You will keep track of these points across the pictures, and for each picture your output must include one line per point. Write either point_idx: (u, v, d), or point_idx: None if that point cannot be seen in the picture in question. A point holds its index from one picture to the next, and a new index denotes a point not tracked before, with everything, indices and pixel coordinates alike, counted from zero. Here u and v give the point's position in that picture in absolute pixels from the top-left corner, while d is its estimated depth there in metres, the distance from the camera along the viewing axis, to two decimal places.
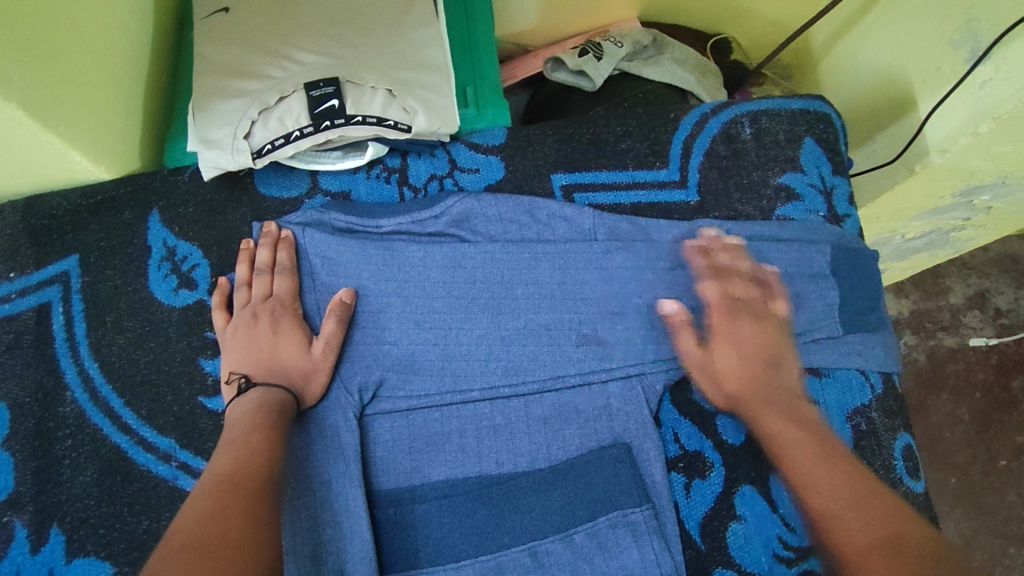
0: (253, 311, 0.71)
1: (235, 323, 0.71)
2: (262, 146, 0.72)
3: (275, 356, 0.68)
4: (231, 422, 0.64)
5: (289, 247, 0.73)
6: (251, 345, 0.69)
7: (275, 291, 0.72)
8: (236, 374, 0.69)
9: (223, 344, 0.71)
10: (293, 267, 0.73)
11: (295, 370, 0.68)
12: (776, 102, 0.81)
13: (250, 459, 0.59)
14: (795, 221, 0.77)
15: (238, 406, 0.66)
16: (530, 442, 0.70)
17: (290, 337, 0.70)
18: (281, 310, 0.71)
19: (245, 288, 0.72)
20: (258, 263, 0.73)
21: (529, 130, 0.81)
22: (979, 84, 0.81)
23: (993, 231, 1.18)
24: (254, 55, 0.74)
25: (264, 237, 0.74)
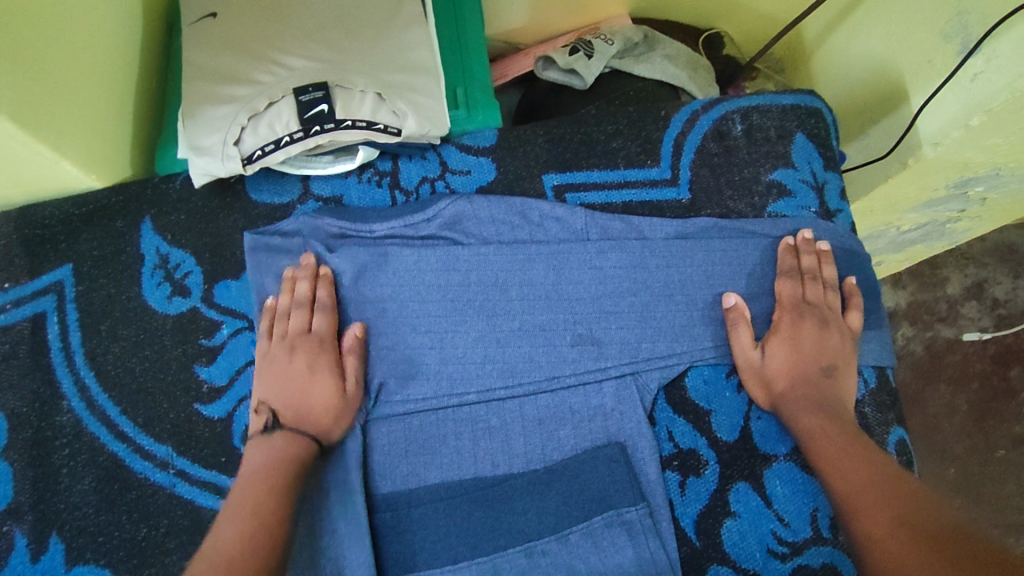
0: (291, 345, 0.70)
1: (272, 353, 0.70)
2: (253, 152, 0.72)
3: (307, 397, 0.67)
4: (254, 465, 0.63)
5: (328, 285, 0.72)
6: (287, 383, 0.68)
7: (314, 327, 0.70)
8: (265, 406, 0.68)
9: (259, 374, 0.70)
10: (331, 303, 0.71)
11: (324, 412, 0.67)
12: (767, 98, 0.81)
13: (253, 537, 0.56)
14: (787, 217, 0.77)
15: (262, 446, 0.65)
16: (525, 443, 0.70)
17: (323, 378, 0.68)
18: (320, 349, 0.69)
19: (284, 320, 0.71)
20: (296, 296, 0.71)
21: (520, 131, 0.81)
22: (970, 77, 0.82)
23: (989, 221, 1.18)
24: (243, 60, 0.74)
25: (301, 270, 0.72)
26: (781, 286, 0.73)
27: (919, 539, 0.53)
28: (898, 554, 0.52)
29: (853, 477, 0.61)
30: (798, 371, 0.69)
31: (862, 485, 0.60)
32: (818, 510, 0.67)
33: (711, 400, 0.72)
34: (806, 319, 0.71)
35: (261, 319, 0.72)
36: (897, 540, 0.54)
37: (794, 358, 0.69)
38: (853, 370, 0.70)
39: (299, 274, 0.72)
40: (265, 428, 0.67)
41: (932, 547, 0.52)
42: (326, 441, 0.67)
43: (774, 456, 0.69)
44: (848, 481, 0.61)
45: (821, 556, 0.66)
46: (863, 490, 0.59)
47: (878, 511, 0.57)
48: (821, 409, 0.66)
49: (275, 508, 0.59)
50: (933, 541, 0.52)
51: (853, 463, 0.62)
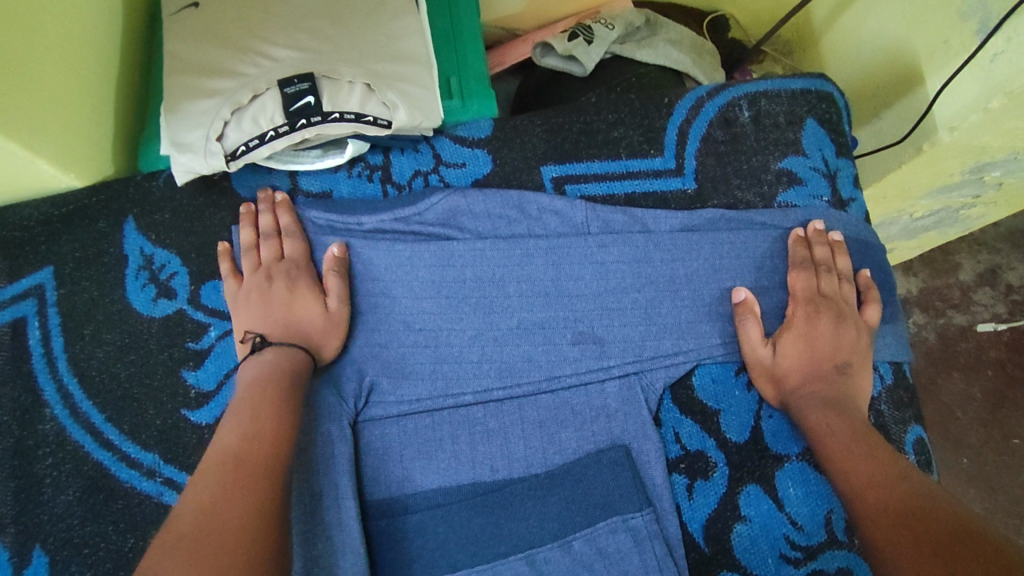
0: (267, 273, 0.69)
1: (247, 287, 0.69)
2: (237, 147, 0.69)
3: (292, 315, 0.66)
4: (248, 380, 0.61)
5: (289, 212, 0.72)
6: (269, 306, 0.67)
7: (287, 253, 0.70)
8: (250, 333, 0.66)
9: (235, 310, 0.69)
10: (299, 230, 0.71)
11: (314, 329, 0.66)
12: (776, 82, 0.78)
13: (257, 435, 0.56)
14: (798, 208, 0.74)
15: (249, 365, 0.63)
16: (525, 446, 0.67)
17: (306, 297, 0.67)
18: (296, 270, 0.69)
19: (254, 252, 0.70)
20: (262, 228, 0.71)
21: (517, 121, 0.77)
22: (990, 57, 0.78)
23: (1005, 207, 1.14)
24: (225, 52, 0.71)
25: (261, 203, 0.72)
26: (794, 279, 0.69)
27: (931, 543, 0.50)
28: (910, 563, 0.50)
29: (861, 478, 0.58)
30: (811, 368, 0.65)
31: (869, 487, 0.57)
32: (832, 513, 0.64)
33: (719, 399, 0.69)
34: (821, 314, 0.67)
35: (221, 259, 0.71)
36: (907, 545, 0.51)
37: (808, 355, 0.66)
38: (868, 368, 0.67)
39: (259, 207, 0.72)
40: (252, 350, 0.65)
41: (945, 552, 0.49)
42: (318, 357, 0.66)
43: (785, 456, 0.66)
44: (857, 482, 0.58)
45: (837, 560, 0.63)
46: (872, 492, 0.56)
47: (889, 517, 0.54)
48: (833, 407, 0.63)
49: (272, 403, 0.59)
50: (945, 544, 0.49)
51: (859, 461, 0.59)
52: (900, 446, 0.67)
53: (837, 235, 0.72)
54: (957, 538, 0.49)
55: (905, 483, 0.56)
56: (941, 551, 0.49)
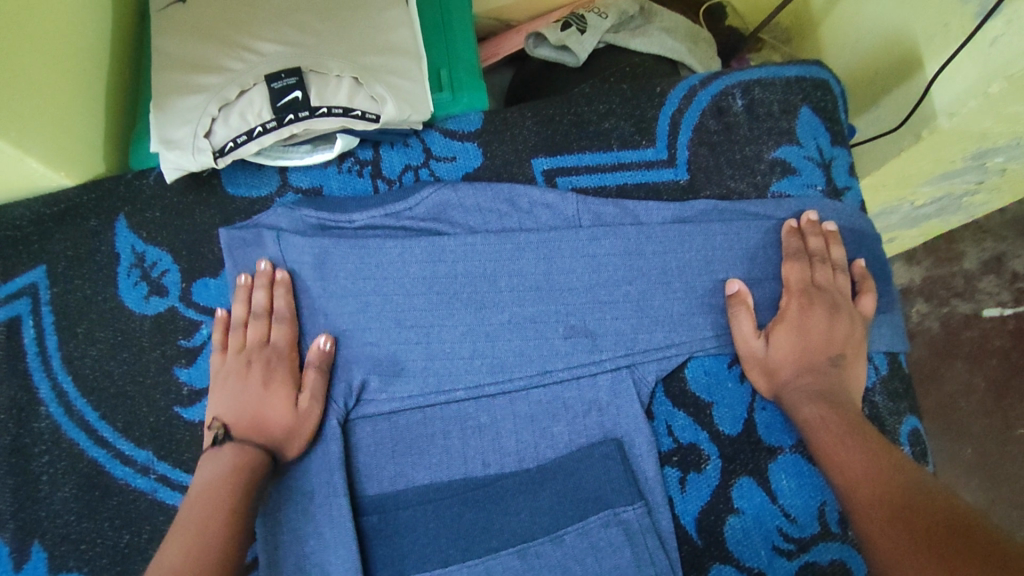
0: (247, 358, 0.68)
1: (229, 366, 0.67)
2: (225, 144, 0.69)
3: (262, 410, 0.65)
4: (203, 482, 0.60)
5: (286, 292, 0.69)
6: (242, 395, 0.66)
7: (272, 338, 0.68)
8: (219, 421, 0.65)
9: (215, 386, 0.68)
10: (288, 311, 0.69)
11: (279, 428, 0.64)
12: (769, 71, 0.76)
13: (196, 562, 0.54)
14: (791, 197, 0.73)
15: (210, 462, 0.62)
16: (517, 441, 0.67)
17: (280, 391, 0.66)
18: (277, 359, 0.67)
19: (240, 331, 0.69)
20: (254, 306, 0.69)
21: (507, 113, 0.77)
22: (989, 40, 0.76)
23: (1008, 194, 1.13)
24: (212, 47, 0.70)
25: (257, 278, 0.70)
26: (789, 270, 0.68)
27: (923, 531, 0.50)
28: (904, 551, 0.49)
29: (853, 469, 0.57)
30: (804, 360, 0.65)
31: (862, 478, 0.57)
32: (826, 504, 0.64)
33: (712, 392, 0.68)
34: (816, 305, 0.66)
35: (214, 330, 0.70)
36: (901, 534, 0.51)
37: (801, 347, 0.65)
38: (862, 360, 0.66)
39: (256, 282, 0.69)
40: (214, 442, 0.64)
41: (937, 538, 0.49)
42: (280, 458, 0.64)
43: (779, 448, 0.66)
44: (850, 474, 0.57)
45: (830, 552, 0.63)
46: (865, 483, 0.56)
47: (882, 507, 0.54)
48: (826, 400, 0.62)
49: (221, 523, 0.57)
50: (937, 531, 0.49)
51: (852, 452, 0.59)
52: (895, 437, 0.66)
53: (832, 225, 0.71)
54: (949, 525, 0.49)
55: (897, 473, 0.56)
56: (934, 538, 0.49)
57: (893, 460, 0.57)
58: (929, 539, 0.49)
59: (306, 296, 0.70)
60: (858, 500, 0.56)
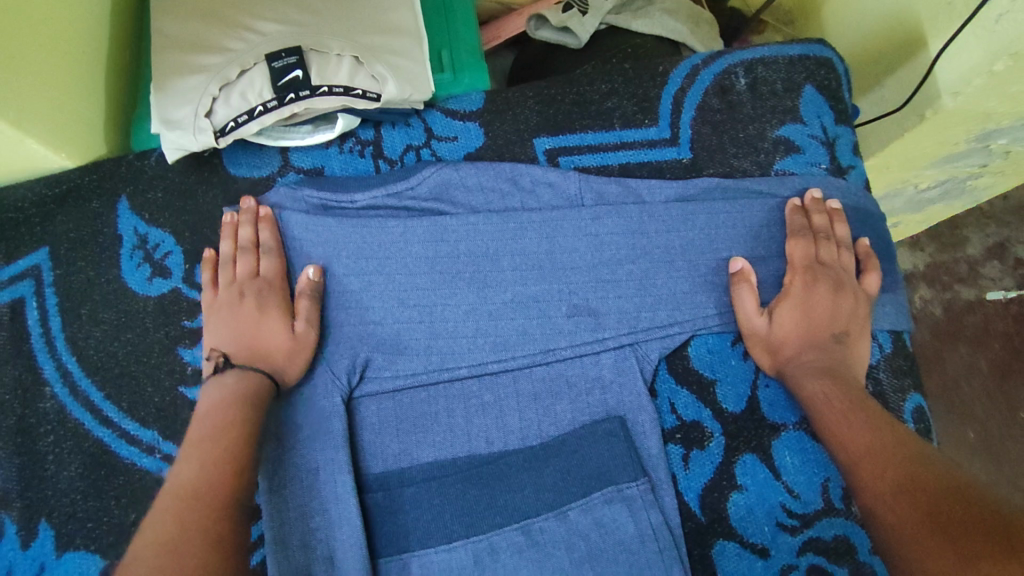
0: (239, 290, 0.68)
1: (221, 300, 0.69)
2: (226, 124, 0.68)
3: (257, 334, 0.66)
4: (208, 406, 0.61)
5: (272, 227, 0.71)
6: (236, 324, 0.67)
7: (261, 269, 0.69)
8: (217, 351, 0.66)
9: (209, 325, 0.69)
10: (276, 243, 0.70)
11: (278, 351, 0.66)
12: (772, 49, 0.76)
13: (215, 468, 0.56)
14: (795, 175, 0.72)
15: (214, 389, 0.63)
16: (520, 419, 0.67)
17: (273, 317, 0.67)
18: (268, 290, 0.68)
19: (230, 266, 0.70)
20: (240, 240, 0.70)
21: (508, 93, 0.76)
22: (995, 17, 0.75)
23: (1013, 176, 1.12)
24: (212, 27, 0.70)
25: (243, 215, 0.71)
26: (793, 247, 0.68)
27: (932, 508, 0.50)
28: (911, 527, 0.50)
29: (857, 442, 0.57)
30: (807, 336, 0.65)
31: (865, 451, 0.57)
32: (830, 480, 0.64)
33: (716, 369, 0.68)
34: (820, 282, 0.66)
35: (203, 268, 0.71)
36: (907, 510, 0.51)
37: (804, 324, 0.65)
38: (865, 338, 0.66)
39: (241, 218, 0.71)
40: (216, 370, 0.65)
41: (945, 515, 0.49)
42: (282, 381, 0.65)
43: (782, 425, 0.66)
44: (853, 448, 0.57)
45: (834, 528, 0.63)
46: (869, 456, 0.56)
47: (887, 481, 0.54)
48: (829, 375, 0.62)
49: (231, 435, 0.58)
50: (944, 507, 0.49)
51: (856, 425, 0.58)
52: (900, 414, 0.66)
53: (836, 204, 0.70)
54: (956, 501, 0.50)
55: (902, 446, 0.56)
56: (942, 515, 0.49)
57: (897, 433, 0.57)
58: (937, 517, 0.49)
59: (291, 231, 0.71)
60: (861, 471, 0.56)
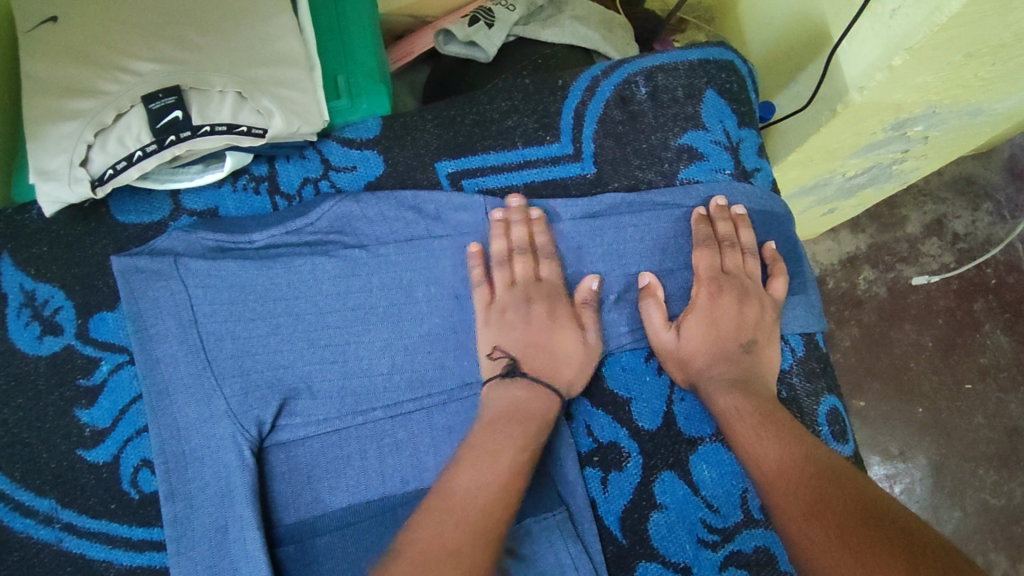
0: (525, 293, 0.67)
1: (502, 303, 0.67)
2: (104, 171, 0.65)
3: (553, 344, 0.66)
4: (496, 419, 0.63)
5: (546, 230, 0.69)
6: (529, 332, 0.66)
7: (543, 273, 0.68)
8: (500, 351, 0.66)
9: (485, 322, 0.67)
10: (553, 248, 0.69)
11: (573, 361, 0.66)
12: (672, 55, 0.75)
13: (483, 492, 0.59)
14: (700, 183, 0.72)
15: (503, 395, 0.64)
16: (435, 455, 0.66)
17: (566, 327, 0.66)
18: (556, 294, 0.67)
19: (508, 267, 0.68)
20: (517, 242, 0.68)
21: (405, 117, 0.74)
22: (889, 12, 0.75)
23: (936, 158, 1.14)
24: (83, 69, 0.66)
25: (514, 213, 0.69)
26: (698, 259, 0.67)
27: (841, 526, 0.50)
28: (825, 548, 0.49)
29: (770, 460, 0.57)
30: (716, 346, 0.64)
31: (777, 471, 0.56)
32: (748, 492, 0.64)
33: (630, 388, 0.67)
34: (724, 292, 0.66)
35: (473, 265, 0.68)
36: (819, 530, 0.50)
37: (713, 335, 0.65)
38: (774, 344, 0.66)
39: (513, 218, 0.69)
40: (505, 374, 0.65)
41: (853, 533, 0.49)
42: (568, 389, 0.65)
43: (699, 438, 0.65)
44: (767, 468, 0.57)
45: (754, 539, 0.63)
46: (780, 474, 0.56)
47: (801, 500, 0.53)
48: (740, 387, 0.62)
49: (510, 465, 0.61)
50: (853, 524, 0.49)
51: (767, 439, 0.58)
52: (814, 419, 0.66)
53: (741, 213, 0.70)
54: (865, 516, 0.50)
55: (811, 459, 0.56)
56: (851, 534, 0.49)
57: (807, 445, 0.57)
58: (849, 533, 0.49)
59: (204, 319, 0.66)
60: (774, 493, 0.55)
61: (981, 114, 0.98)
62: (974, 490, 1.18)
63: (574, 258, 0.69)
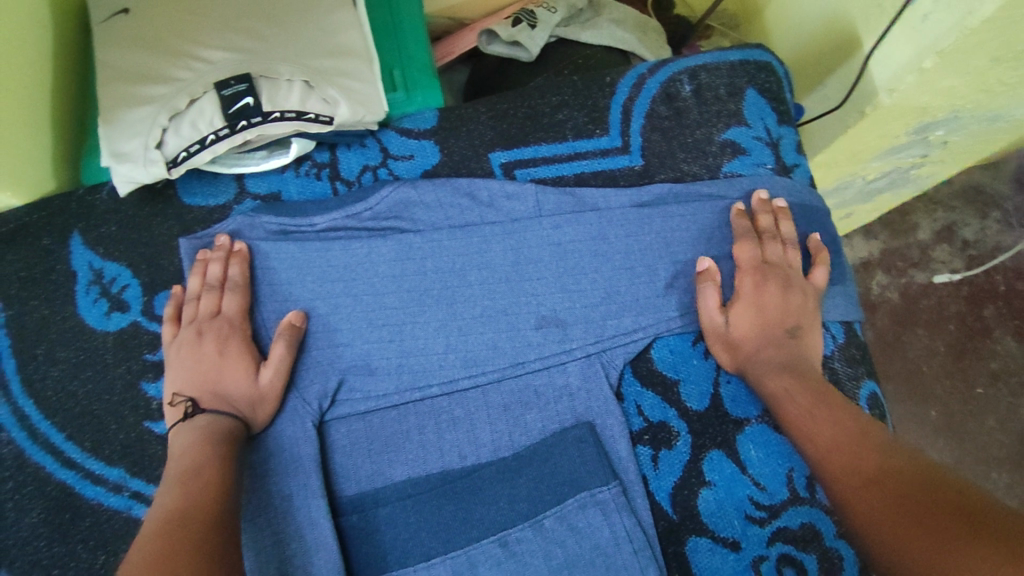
0: (199, 329, 0.68)
1: (182, 338, 0.68)
2: (177, 154, 0.68)
3: (218, 380, 0.66)
4: (178, 452, 0.61)
5: (241, 263, 0.70)
6: (197, 367, 0.66)
7: (223, 308, 0.68)
8: (180, 396, 0.66)
9: (170, 360, 0.68)
10: (317, 284, 0.70)
11: (244, 396, 0.65)
12: (714, 55, 0.79)
13: (206, 494, 0.56)
14: (743, 177, 0.75)
15: (185, 432, 0.63)
16: (491, 431, 0.69)
17: (235, 362, 0.66)
18: (229, 331, 0.68)
19: (194, 303, 0.69)
20: (208, 279, 0.69)
21: (461, 109, 0.78)
22: (921, 17, 0.79)
23: (953, 163, 1.17)
24: (157, 57, 0.69)
25: (216, 251, 0.70)
26: (741, 251, 0.70)
27: (898, 492, 0.52)
28: (882, 512, 0.51)
29: (826, 437, 0.59)
30: (764, 331, 0.67)
31: (834, 447, 0.58)
32: (794, 471, 0.66)
33: (678, 370, 0.70)
34: (769, 280, 0.69)
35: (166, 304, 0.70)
36: (876, 497, 0.53)
37: (762, 320, 0.67)
38: (818, 330, 0.69)
39: (213, 254, 0.70)
40: (186, 416, 0.64)
41: (912, 498, 0.50)
42: (249, 423, 0.65)
43: (745, 419, 0.68)
44: (822, 445, 0.59)
45: (799, 516, 0.65)
46: (835, 448, 0.58)
47: (858, 470, 0.56)
48: (789, 370, 0.65)
49: (216, 475, 0.58)
50: (912, 493, 0.51)
51: (822, 418, 0.61)
52: (855, 402, 0.69)
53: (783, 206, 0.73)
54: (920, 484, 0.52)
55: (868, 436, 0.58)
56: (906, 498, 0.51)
57: (859, 425, 0.59)
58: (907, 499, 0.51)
59: (266, 299, 0.70)
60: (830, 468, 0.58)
61: (999, 121, 1.02)
62: (985, 492, 1.20)
63: (324, 308, 0.70)
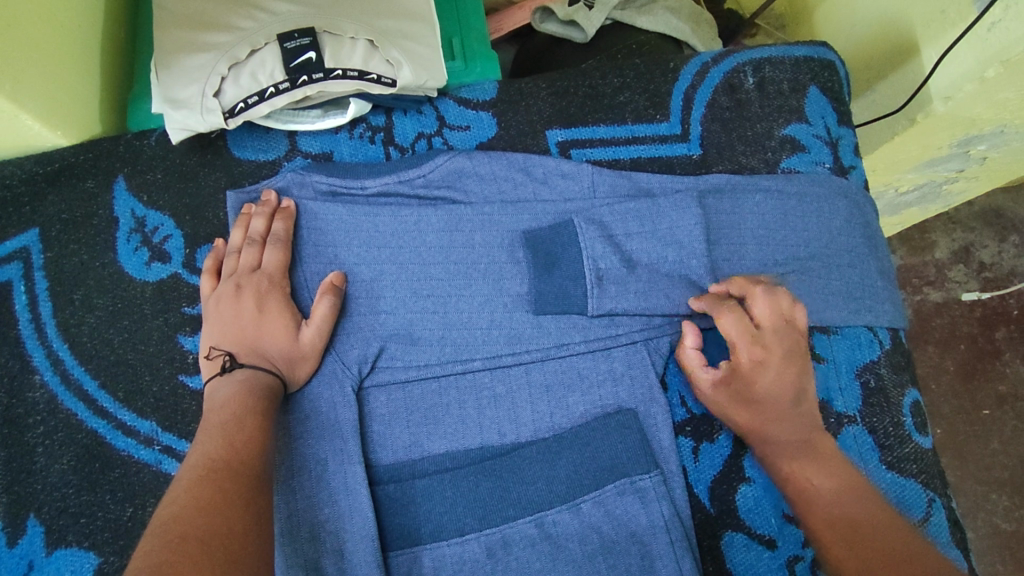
0: (238, 282, 0.66)
1: (220, 292, 0.66)
2: (235, 104, 0.66)
3: (257, 335, 0.64)
4: (217, 403, 0.59)
5: (286, 219, 0.68)
6: (235, 321, 0.64)
7: (263, 263, 0.67)
8: (218, 350, 0.64)
9: (208, 313, 0.66)
10: (363, 247, 0.69)
11: (282, 354, 0.64)
12: (779, 49, 0.78)
13: (246, 450, 0.55)
14: (801, 173, 0.74)
15: (222, 385, 0.61)
16: (533, 410, 0.68)
17: (276, 317, 0.65)
18: (267, 288, 0.66)
19: (235, 257, 0.67)
20: (251, 232, 0.67)
21: (520, 84, 0.77)
22: (988, 26, 0.78)
23: (986, 180, 1.14)
24: (220, 5, 0.67)
25: (260, 206, 0.69)
26: (725, 324, 0.64)
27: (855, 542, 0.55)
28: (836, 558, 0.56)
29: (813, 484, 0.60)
30: (774, 411, 0.63)
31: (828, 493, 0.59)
32: None
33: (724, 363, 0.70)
34: (770, 354, 0.64)
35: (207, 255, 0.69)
36: (850, 548, 0.55)
37: (773, 392, 0.63)
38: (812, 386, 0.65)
39: (258, 209, 0.68)
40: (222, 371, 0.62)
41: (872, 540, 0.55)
42: (285, 384, 0.64)
43: None
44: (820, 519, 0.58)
45: None
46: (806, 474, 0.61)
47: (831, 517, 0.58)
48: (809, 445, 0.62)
49: (257, 430, 0.57)
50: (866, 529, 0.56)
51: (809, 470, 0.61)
52: (898, 410, 0.68)
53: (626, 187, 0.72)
54: (865, 535, 0.55)
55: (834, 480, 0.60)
56: (886, 559, 0.53)
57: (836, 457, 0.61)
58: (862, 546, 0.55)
59: (310, 260, 0.69)
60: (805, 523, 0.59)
61: None
62: (986, 514, 1.18)
63: (368, 272, 0.68)
